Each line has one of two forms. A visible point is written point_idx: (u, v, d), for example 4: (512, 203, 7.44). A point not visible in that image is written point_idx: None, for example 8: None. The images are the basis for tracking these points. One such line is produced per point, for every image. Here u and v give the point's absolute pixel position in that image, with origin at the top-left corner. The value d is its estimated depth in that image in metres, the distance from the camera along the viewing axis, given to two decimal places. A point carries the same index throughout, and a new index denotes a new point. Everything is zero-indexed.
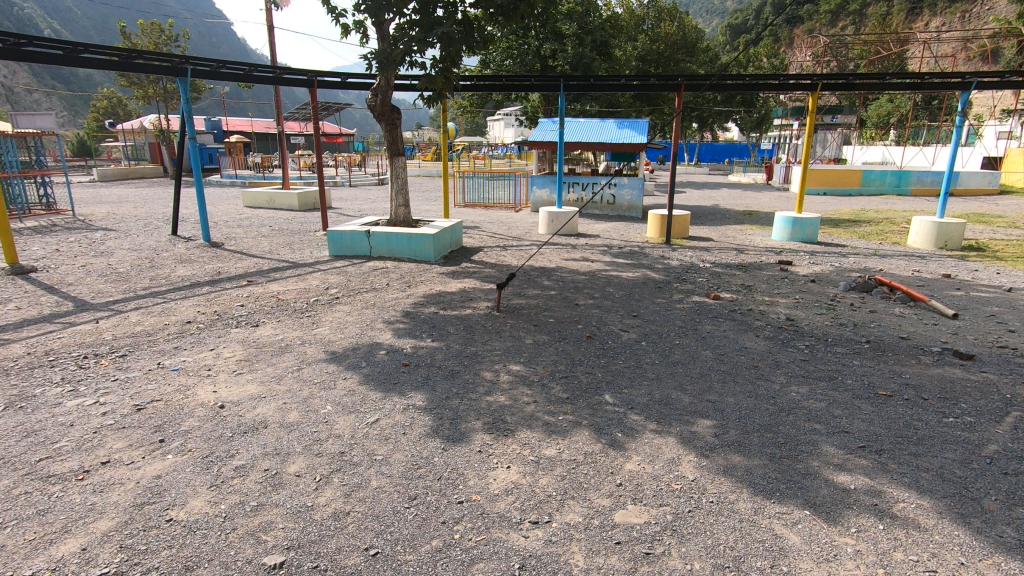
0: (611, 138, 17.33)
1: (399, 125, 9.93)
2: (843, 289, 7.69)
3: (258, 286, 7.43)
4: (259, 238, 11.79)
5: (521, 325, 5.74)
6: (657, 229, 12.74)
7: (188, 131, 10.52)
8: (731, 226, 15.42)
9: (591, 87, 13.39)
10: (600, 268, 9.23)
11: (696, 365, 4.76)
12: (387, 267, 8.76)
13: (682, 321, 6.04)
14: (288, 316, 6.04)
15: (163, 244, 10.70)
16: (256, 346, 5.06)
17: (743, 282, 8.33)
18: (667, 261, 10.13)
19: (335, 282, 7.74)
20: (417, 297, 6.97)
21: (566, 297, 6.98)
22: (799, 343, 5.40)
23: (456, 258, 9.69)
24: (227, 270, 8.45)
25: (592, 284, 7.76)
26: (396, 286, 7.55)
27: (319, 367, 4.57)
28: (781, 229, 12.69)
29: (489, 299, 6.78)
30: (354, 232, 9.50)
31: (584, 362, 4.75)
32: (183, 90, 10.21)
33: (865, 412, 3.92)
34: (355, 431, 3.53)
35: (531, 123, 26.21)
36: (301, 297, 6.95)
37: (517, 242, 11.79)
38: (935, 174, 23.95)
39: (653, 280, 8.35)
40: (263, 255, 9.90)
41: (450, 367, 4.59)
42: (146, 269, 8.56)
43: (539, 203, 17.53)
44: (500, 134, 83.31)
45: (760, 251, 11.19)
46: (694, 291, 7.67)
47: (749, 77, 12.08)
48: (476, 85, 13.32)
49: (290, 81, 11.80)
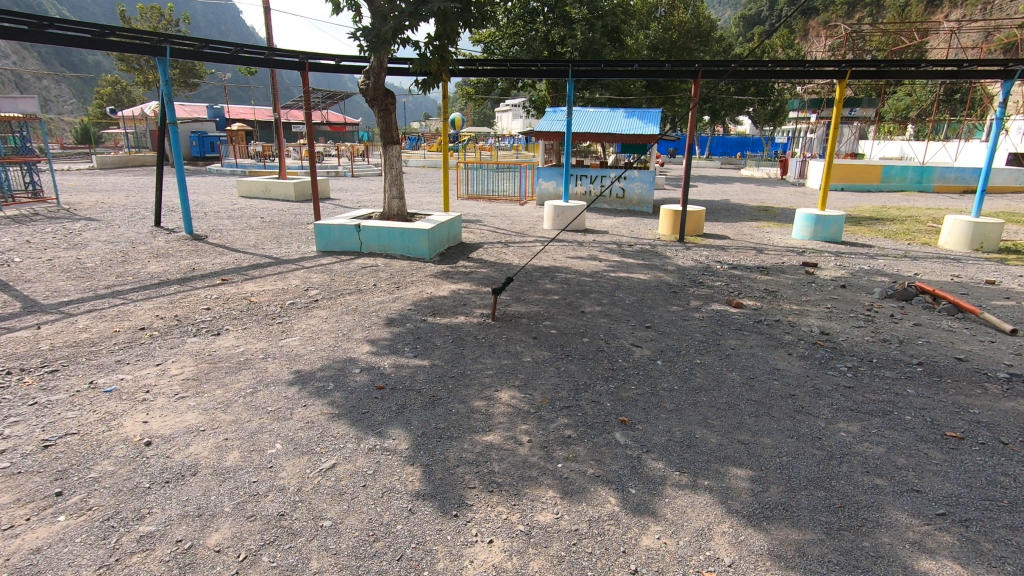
0: (622, 129, 16.49)
1: (394, 111, 9.18)
2: (879, 296, 6.93)
3: (232, 286, 6.74)
4: (247, 230, 11.13)
5: (519, 337, 5.03)
6: (669, 225, 11.96)
7: (169, 115, 9.79)
8: (746, 223, 14.61)
9: (601, 74, 12.56)
10: (607, 269, 8.49)
11: (723, 393, 4.04)
12: (378, 264, 8.08)
13: (703, 335, 5.31)
14: (256, 324, 5.35)
15: (144, 235, 10.07)
16: (209, 361, 4.36)
17: (766, 286, 7.57)
18: (680, 262, 9.37)
19: (317, 282, 7.07)
20: (406, 301, 6.28)
21: (571, 303, 6.28)
22: (840, 364, 4.65)
23: (453, 255, 8.99)
24: (203, 266, 7.78)
25: (600, 287, 7.05)
26: (384, 288, 6.84)
27: (277, 391, 3.88)
28: (802, 228, 11.87)
29: (484, 306, 6.06)
30: (343, 226, 8.80)
31: (591, 387, 4.05)
32: (163, 71, 9.46)
33: (937, 463, 3.18)
34: (304, 484, 2.83)
35: (539, 112, 25.34)
36: (277, 299, 6.27)
37: (520, 238, 11.09)
38: (960, 170, 22.95)
39: (668, 283, 7.63)
40: (246, 250, 9.22)
41: (431, 393, 3.90)
42: (116, 264, 7.91)
43: (545, 196, 16.80)
44: (507, 125, 82.20)
45: (781, 252, 10.43)
46: (712, 296, 6.94)
47: (771, 63, 11.19)
48: (479, 71, 12.54)
49: (280, 64, 11.03)
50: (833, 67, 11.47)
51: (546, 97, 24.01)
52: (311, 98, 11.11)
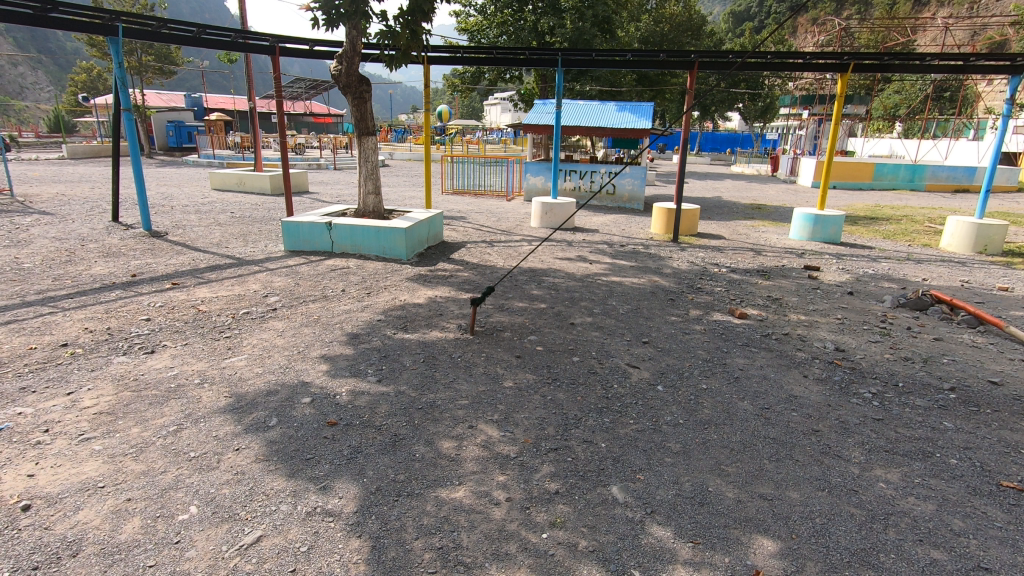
0: (612, 122, 15.90)
1: (369, 99, 8.47)
2: (891, 306, 6.45)
3: (182, 292, 6.03)
4: (212, 226, 10.38)
5: (500, 357, 4.42)
6: (663, 225, 11.44)
7: (123, 101, 8.97)
8: (740, 222, 14.16)
9: (592, 63, 11.92)
10: (598, 272, 7.92)
11: (736, 428, 3.46)
12: (349, 266, 7.42)
13: (707, 352, 4.75)
14: (199, 339, 4.67)
15: (98, 232, 9.29)
16: (132, 388, 3.69)
17: (769, 293, 7.05)
18: (675, 264, 8.82)
19: (279, 287, 6.40)
20: (375, 311, 5.63)
21: (559, 313, 5.69)
22: (863, 389, 4.10)
23: (433, 256, 8.36)
24: (155, 268, 7.06)
25: (591, 294, 6.47)
26: (353, 294, 6.20)
27: (206, 429, 3.23)
28: (800, 228, 11.40)
29: (462, 317, 5.44)
30: (313, 224, 8.09)
31: (582, 421, 3.45)
32: (116, 53, 8.64)
33: (1000, 526, 2.63)
34: (215, 570, 2.20)
35: (528, 105, 24.60)
36: (230, 307, 5.59)
37: (506, 237, 10.48)
38: (952, 169, 22.70)
39: (663, 289, 7.08)
40: (207, 248, 8.50)
41: (393, 430, 3.28)
42: (58, 264, 7.16)
43: (533, 191, 16.17)
44: (496, 119, 81.42)
45: (780, 254, 9.95)
46: (711, 305, 6.38)
47: (771, 54, 10.60)
48: (464, 58, 11.85)
49: (248, 47, 10.23)
50: (835, 60, 10.91)
51: (535, 89, 23.30)
52: (282, 85, 10.34)
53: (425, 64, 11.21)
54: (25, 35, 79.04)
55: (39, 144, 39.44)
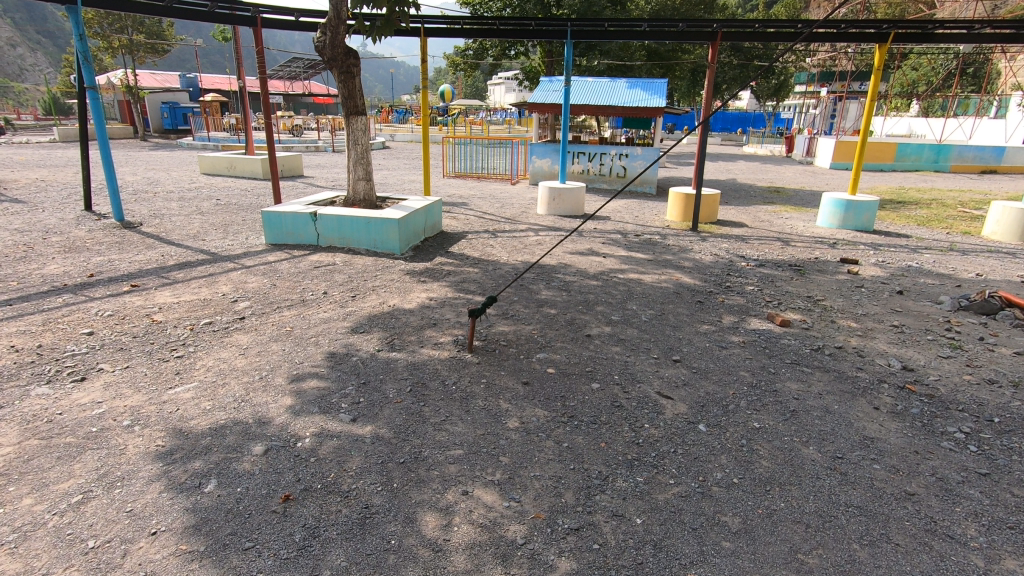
0: (623, 100, 14.90)
1: (357, 74, 7.59)
2: (954, 308, 5.61)
3: (139, 297, 5.27)
4: (193, 215, 9.59)
5: (507, 384, 3.64)
6: (680, 211, 10.62)
7: (86, 78, 8.12)
8: (761, 207, 13.29)
9: (604, 35, 10.96)
10: (614, 268, 7.12)
11: (810, 493, 2.67)
12: (336, 263, 6.64)
13: (752, 374, 3.97)
14: (146, 360, 3.90)
15: (66, 223, 8.52)
16: (40, 435, 2.93)
17: (809, 294, 6.23)
18: (696, 257, 8.01)
19: (253, 289, 5.64)
20: (359, 319, 4.87)
21: (573, 321, 4.91)
22: (954, 429, 3.30)
23: (430, 249, 7.57)
24: (118, 266, 6.31)
25: (609, 296, 5.69)
26: (336, 297, 5.44)
27: (119, 501, 2.46)
28: (830, 215, 10.53)
29: (459, 327, 4.65)
30: (296, 215, 7.28)
31: (609, 482, 2.67)
32: (75, 24, 7.76)
33: None
34: None
35: (533, 84, 23.53)
36: (192, 316, 4.82)
37: (511, 225, 9.69)
38: (979, 149, 21.56)
39: (689, 288, 6.28)
40: (182, 241, 7.73)
41: (365, 499, 2.52)
42: (11, 261, 6.42)
43: (539, 175, 15.28)
44: (501, 99, 79.92)
45: (810, 244, 9.13)
46: (746, 309, 5.57)
47: (801, 22, 9.59)
48: (464, 31, 10.91)
49: (228, 19, 9.31)
50: (872, 29, 9.88)
51: (541, 66, 22.23)
52: (265, 60, 9.44)
53: (422, 36, 10.28)
54: (21, 15, 77.71)
55: (33, 128, 38.63)
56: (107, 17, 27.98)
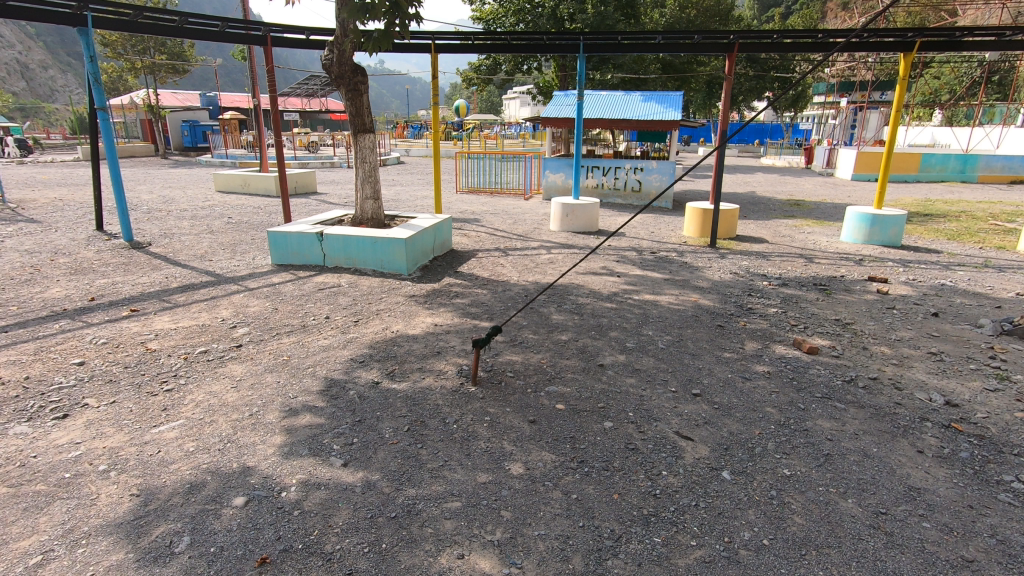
0: (637, 113, 14.68)
1: (365, 92, 7.49)
2: (996, 334, 5.22)
3: (137, 322, 5.12)
4: (203, 235, 9.53)
5: (512, 423, 3.37)
6: (697, 227, 10.31)
7: (97, 99, 8.14)
8: (781, 221, 12.92)
9: (617, 48, 10.75)
10: (628, 288, 6.83)
11: (852, 559, 2.35)
12: (341, 285, 6.47)
13: (779, 411, 3.65)
14: (134, 394, 3.72)
15: (76, 243, 8.50)
16: (9, 483, 2.73)
17: (836, 316, 5.88)
18: (715, 276, 7.69)
19: (254, 313, 5.48)
20: (360, 348, 4.64)
21: (584, 349, 4.63)
22: (1011, 479, 2.95)
23: (438, 269, 7.36)
24: (121, 289, 6.21)
25: (624, 320, 5.40)
26: (338, 322, 5.23)
27: (79, 564, 2.24)
28: (854, 229, 10.13)
29: (463, 356, 4.41)
30: (302, 234, 7.15)
31: (623, 544, 2.39)
32: (86, 46, 7.78)
33: None
34: None
35: (546, 98, 23.43)
36: (188, 343, 4.65)
37: (523, 243, 9.47)
38: (1007, 159, 20.86)
39: (707, 310, 5.97)
40: (188, 262, 7.63)
41: (349, 564, 2.26)
42: (15, 285, 6.34)
43: (553, 189, 15.07)
44: (515, 113, 80.35)
45: (835, 261, 8.75)
46: (770, 334, 5.24)
47: (822, 32, 9.31)
48: (475, 46, 10.81)
49: (238, 39, 9.32)
50: (896, 38, 9.52)
51: (554, 81, 22.15)
52: (275, 79, 9.41)
53: (433, 53, 10.20)
54: (52, 39, 80.42)
55: (60, 147, 39.58)
56: (130, 39, 28.68)
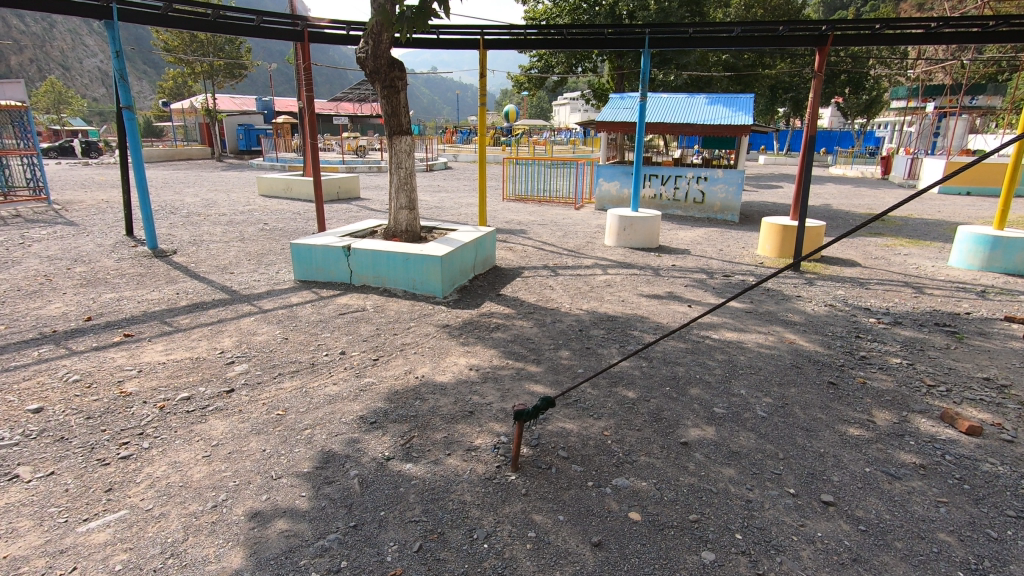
0: (703, 117, 13.39)
1: (402, 89, 6.66)
2: None
3: (124, 352, 4.38)
4: (232, 243, 8.96)
5: (566, 549, 2.34)
6: (775, 245, 9.04)
7: (123, 97, 7.66)
8: (869, 239, 11.41)
9: (686, 42, 9.55)
10: (702, 322, 5.68)
11: None
12: (367, 309, 5.63)
13: (964, 547, 2.47)
14: (79, 464, 2.89)
15: (100, 250, 8.04)
16: None
17: (985, 374, 4.54)
18: (807, 307, 6.45)
19: (261, 342, 4.69)
20: (374, 398, 3.72)
21: (661, 416, 3.55)
22: None
23: (477, 291, 6.43)
24: (125, 305, 5.58)
25: (707, 372, 4.28)
26: (354, 361, 4.33)
27: None
28: (968, 253, 8.58)
29: (501, 421, 3.42)
30: (328, 248, 6.36)
31: None
32: (112, 39, 7.29)
33: None
34: None
35: (601, 102, 22.28)
36: (172, 384, 3.85)
37: (576, 259, 8.46)
38: None
39: (809, 358, 4.77)
40: (208, 274, 6.98)
41: None
42: (17, 297, 5.80)
43: (607, 199, 13.96)
44: (565, 119, 79.26)
45: (950, 292, 7.33)
46: (904, 398, 4.00)
47: (936, 21, 7.84)
48: (527, 43, 9.86)
49: (273, 33, 8.68)
50: None
51: (610, 84, 21.03)
52: (311, 78, 8.76)
53: (482, 48, 9.32)
54: (131, 47, 85.26)
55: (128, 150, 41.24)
56: (192, 44, 29.40)
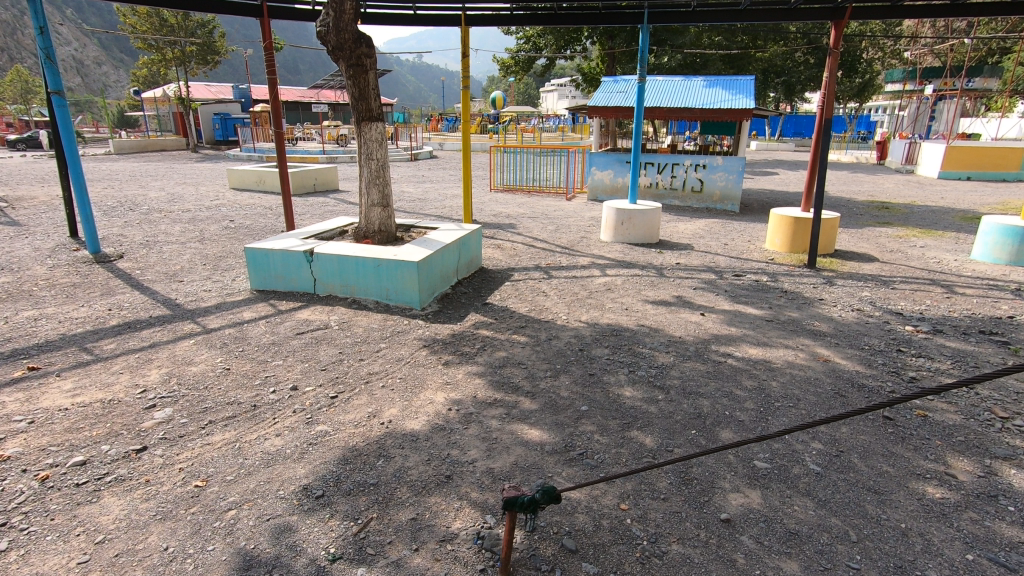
0: (702, 101, 12.60)
1: (370, 69, 5.78)
2: None
3: (20, 394, 3.54)
4: (188, 244, 8.05)
5: None
6: (786, 239, 8.30)
7: (51, 81, 6.70)
8: (878, 229, 10.76)
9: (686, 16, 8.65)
10: (719, 334, 4.91)
11: None
12: (331, 326, 4.80)
13: None
14: None
15: (33, 256, 7.09)
16: None
17: None
18: (832, 312, 5.72)
19: (195, 375, 3.85)
20: (326, 457, 2.91)
21: (691, 478, 2.78)
22: None
23: (459, 300, 5.62)
24: (42, 326, 4.72)
25: (738, 408, 3.52)
26: (306, 402, 3.51)
27: None
28: (996, 247, 7.89)
29: (487, 491, 2.63)
30: (288, 253, 5.52)
31: None
32: (34, 14, 6.32)
33: None
34: None
35: (591, 87, 21.40)
36: (68, 441, 3.02)
37: (571, 258, 7.66)
38: None
39: (852, 381, 4.03)
40: (152, 283, 6.10)
41: None
42: None
43: (600, 189, 13.16)
44: (553, 106, 77.89)
45: (981, 290, 6.65)
46: (980, 439, 3.27)
47: None
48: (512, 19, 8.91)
49: (227, 7, 7.68)
50: None
51: (601, 67, 20.15)
52: (272, 58, 7.79)
53: (463, 25, 8.39)
54: (105, 34, 82.43)
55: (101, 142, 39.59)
56: (161, 28, 28.05)
